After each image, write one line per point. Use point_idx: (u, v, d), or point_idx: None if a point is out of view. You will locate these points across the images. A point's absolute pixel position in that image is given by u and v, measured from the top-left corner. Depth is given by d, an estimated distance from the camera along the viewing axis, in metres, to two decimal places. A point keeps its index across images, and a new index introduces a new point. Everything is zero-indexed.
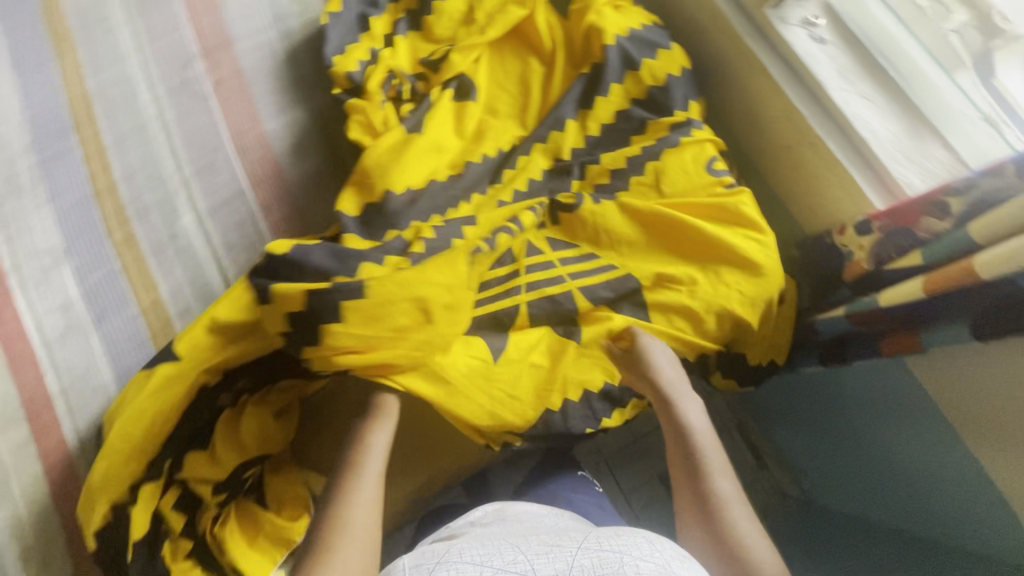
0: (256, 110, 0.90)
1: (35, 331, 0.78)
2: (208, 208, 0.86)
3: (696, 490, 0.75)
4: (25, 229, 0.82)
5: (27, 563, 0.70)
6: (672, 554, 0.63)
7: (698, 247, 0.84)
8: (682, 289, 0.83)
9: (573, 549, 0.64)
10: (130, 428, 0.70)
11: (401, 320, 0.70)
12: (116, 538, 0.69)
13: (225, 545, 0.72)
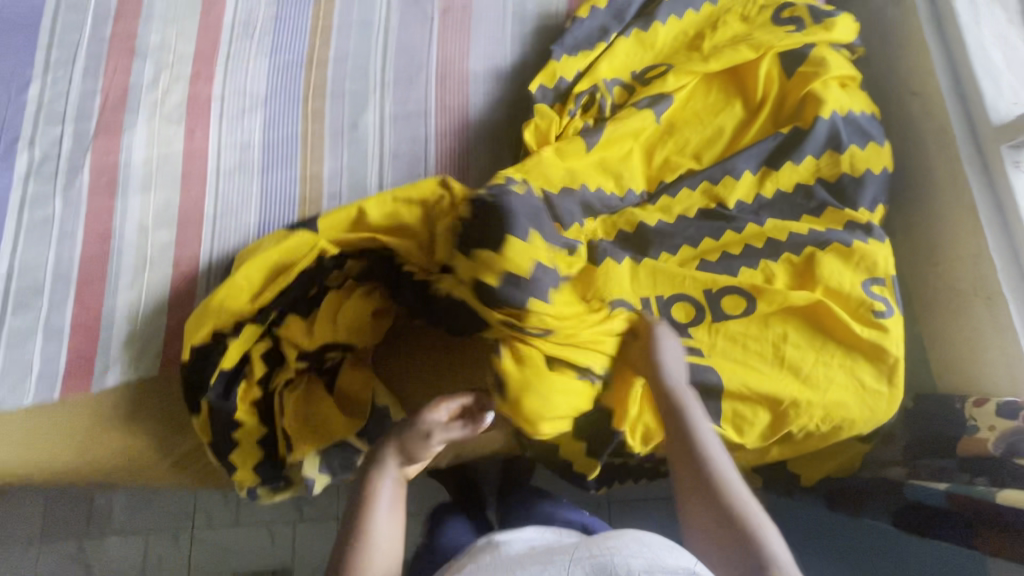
0: (468, 46, 0.94)
1: (214, 156, 0.86)
2: (392, 113, 0.90)
3: (710, 496, 0.68)
4: (241, 68, 0.90)
5: (130, 343, 0.77)
6: (661, 548, 0.60)
7: (816, 361, 0.81)
8: (781, 396, 0.80)
9: (568, 560, 0.61)
10: (253, 273, 0.76)
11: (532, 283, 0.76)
12: (206, 360, 0.75)
13: (287, 410, 0.77)
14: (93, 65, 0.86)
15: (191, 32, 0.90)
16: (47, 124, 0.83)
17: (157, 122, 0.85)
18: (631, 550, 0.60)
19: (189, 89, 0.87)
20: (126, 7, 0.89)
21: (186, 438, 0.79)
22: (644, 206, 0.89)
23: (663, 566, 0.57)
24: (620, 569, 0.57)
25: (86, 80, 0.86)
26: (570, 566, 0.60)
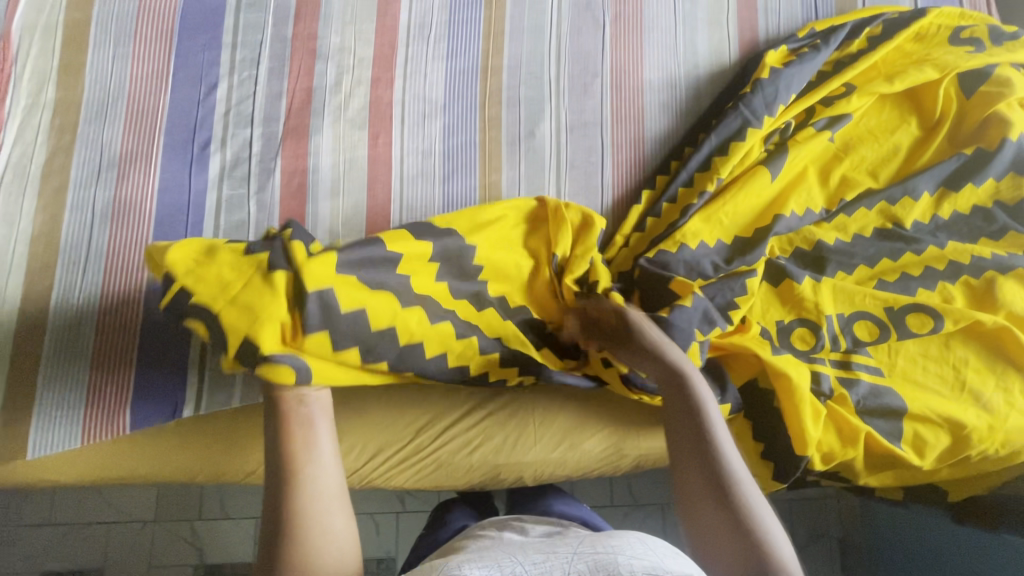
0: (642, 56, 0.93)
1: (398, 163, 0.86)
2: (568, 123, 0.90)
3: (713, 489, 0.60)
4: (420, 74, 0.89)
5: None
6: (667, 553, 0.52)
7: (997, 386, 0.82)
8: (963, 422, 0.81)
9: (567, 553, 0.53)
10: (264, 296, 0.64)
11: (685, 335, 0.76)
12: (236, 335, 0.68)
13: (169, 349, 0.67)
14: (278, 67, 0.86)
15: (370, 34, 0.89)
16: (237, 126, 0.83)
17: (343, 126, 0.86)
18: (641, 554, 0.51)
19: (371, 93, 0.87)
20: (306, 8, 0.89)
21: (399, 442, 0.80)
22: (821, 223, 0.88)
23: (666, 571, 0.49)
24: (623, 570, 0.49)
25: (271, 82, 0.85)
26: (568, 560, 0.52)
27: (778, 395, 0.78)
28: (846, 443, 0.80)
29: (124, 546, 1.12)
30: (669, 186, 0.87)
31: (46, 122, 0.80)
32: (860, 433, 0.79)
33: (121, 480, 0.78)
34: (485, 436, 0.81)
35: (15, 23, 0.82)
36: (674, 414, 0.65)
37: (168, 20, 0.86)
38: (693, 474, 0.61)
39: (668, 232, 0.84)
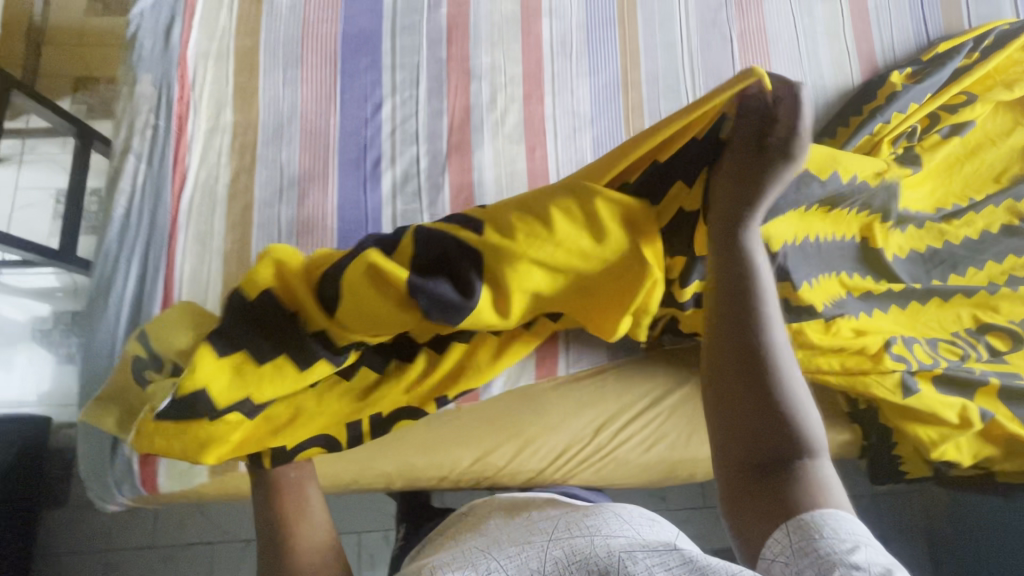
0: (771, 70, 0.98)
1: (555, 175, 0.90)
2: None
3: (760, 425, 0.49)
4: (567, 90, 0.93)
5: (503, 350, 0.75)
6: (642, 519, 0.50)
7: None
8: None
9: (545, 541, 0.50)
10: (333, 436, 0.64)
11: (844, 325, 0.79)
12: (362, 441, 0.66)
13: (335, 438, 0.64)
14: (436, 86, 0.90)
15: (516, 55, 0.93)
16: (404, 144, 0.87)
17: (500, 141, 0.89)
18: (617, 530, 0.48)
19: (524, 110, 0.91)
20: (456, 31, 0.93)
21: (582, 440, 0.82)
22: (952, 219, 0.92)
23: (644, 543, 0.46)
24: (599, 555, 0.45)
25: (431, 102, 0.89)
26: (544, 554, 0.47)
27: (937, 400, 0.80)
28: (998, 434, 0.83)
29: (235, 561, 1.09)
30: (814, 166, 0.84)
31: (227, 144, 0.83)
32: (1011, 426, 0.82)
33: (330, 488, 0.79)
34: (661, 434, 0.84)
35: (189, 51, 0.86)
36: (716, 294, 0.53)
37: (330, 45, 0.89)
38: (724, 376, 0.51)
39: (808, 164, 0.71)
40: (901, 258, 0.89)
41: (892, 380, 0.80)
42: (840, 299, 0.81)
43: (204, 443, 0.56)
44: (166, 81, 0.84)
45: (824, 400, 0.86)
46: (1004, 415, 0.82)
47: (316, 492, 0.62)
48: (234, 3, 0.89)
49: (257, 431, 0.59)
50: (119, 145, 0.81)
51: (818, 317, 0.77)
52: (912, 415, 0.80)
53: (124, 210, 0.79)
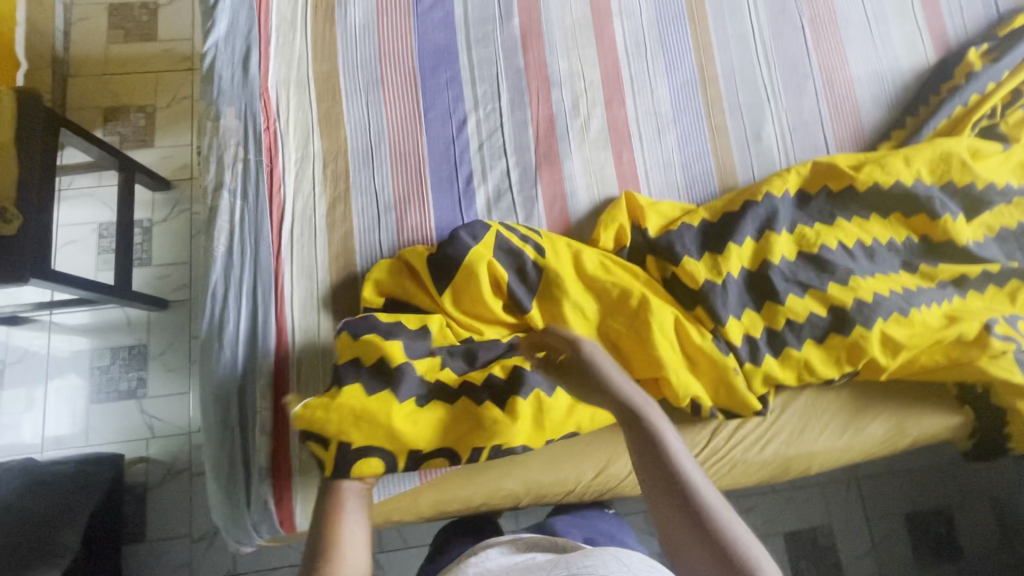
0: (846, 55, 0.97)
1: (643, 178, 0.89)
2: (789, 124, 0.94)
3: (696, 526, 0.52)
4: (646, 91, 0.92)
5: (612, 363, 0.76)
6: (641, 564, 0.51)
7: None
8: None
9: None
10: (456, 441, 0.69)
11: (936, 310, 0.83)
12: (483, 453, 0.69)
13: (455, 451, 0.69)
14: (517, 97, 0.89)
15: (593, 58, 0.92)
16: (493, 159, 0.86)
17: (586, 148, 0.88)
18: (611, 570, 0.50)
19: (607, 114, 0.90)
20: (531, 39, 0.91)
21: (697, 444, 0.81)
22: None
23: None
24: None
25: (515, 113, 0.88)
26: None
27: None
28: None
29: None
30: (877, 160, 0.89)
31: (320, 173, 0.82)
32: None
33: (457, 511, 0.79)
34: (776, 430, 0.83)
35: (269, 79, 0.84)
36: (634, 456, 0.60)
37: (409, 63, 0.88)
38: (657, 493, 0.56)
39: (852, 174, 0.87)
40: (991, 237, 0.90)
41: (1002, 360, 0.80)
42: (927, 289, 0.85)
43: (360, 417, 0.65)
44: (251, 113, 0.82)
45: (930, 385, 0.87)
46: None
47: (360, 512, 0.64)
48: (308, 27, 0.87)
49: (406, 424, 0.67)
50: (211, 182, 0.79)
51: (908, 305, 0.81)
52: (1022, 391, 0.80)
53: (225, 248, 0.76)
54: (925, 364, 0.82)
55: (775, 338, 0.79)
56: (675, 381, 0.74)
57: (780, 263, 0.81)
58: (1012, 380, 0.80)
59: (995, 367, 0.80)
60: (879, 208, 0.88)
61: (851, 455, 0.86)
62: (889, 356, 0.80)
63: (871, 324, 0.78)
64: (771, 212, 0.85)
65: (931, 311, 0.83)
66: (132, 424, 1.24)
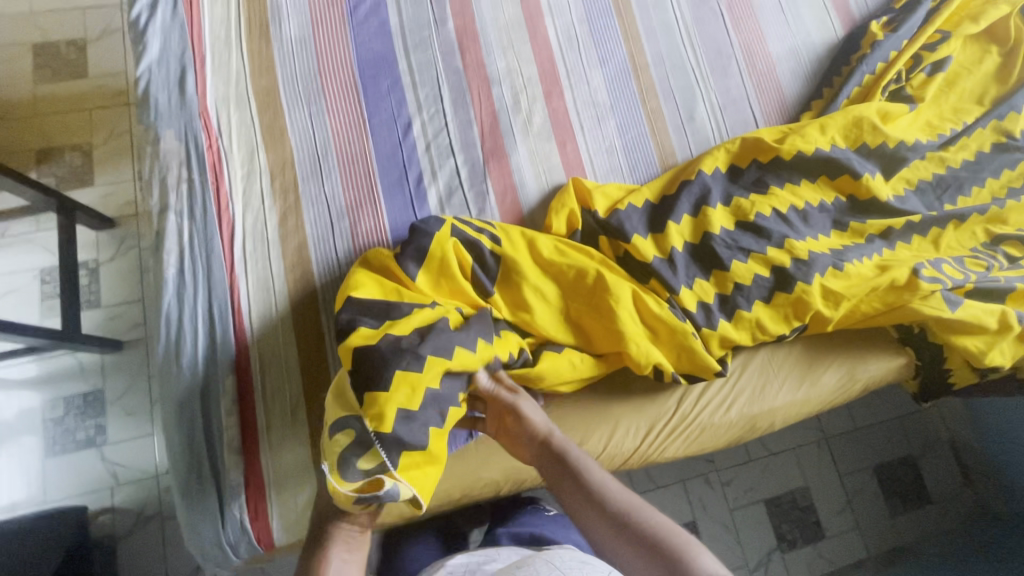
0: (763, 35, 1.04)
1: (589, 165, 0.92)
2: (719, 103, 0.99)
3: (619, 530, 0.65)
4: (582, 83, 0.96)
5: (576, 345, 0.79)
6: None
7: None
8: None
9: None
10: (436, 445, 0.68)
11: (868, 262, 0.89)
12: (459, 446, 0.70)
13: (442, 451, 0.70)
14: (459, 97, 0.91)
15: (529, 56, 0.95)
16: (441, 158, 0.88)
17: (531, 140, 0.91)
18: None
19: (547, 106, 0.93)
20: (467, 41, 0.94)
21: (665, 414, 0.84)
22: (949, 146, 1.00)
23: None
24: None
25: (458, 112, 0.90)
26: None
27: (975, 313, 0.86)
28: None
29: None
30: (802, 130, 0.95)
31: (267, 186, 0.81)
32: None
33: (442, 507, 0.79)
34: (737, 391, 0.86)
35: (207, 98, 0.84)
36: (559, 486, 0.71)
37: (348, 72, 0.89)
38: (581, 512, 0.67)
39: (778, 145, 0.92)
40: (909, 190, 0.97)
41: (934, 300, 0.86)
42: (858, 244, 0.91)
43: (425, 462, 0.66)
44: (191, 133, 0.81)
45: (873, 333, 0.92)
46: None
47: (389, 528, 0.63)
48: (242, 45, 0.87)
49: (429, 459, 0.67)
50: (155, 206, 0.78)
51: (839, 260, 0.87)
52: (951, 326, 0.87)
53: (175, 270, 0.76)
54: (865, 313, 0.88)
55: (726, 302, 0.83)
56: (638, 352, 0.77)
57: (721, 233, 0.86)
58: (944, 318, 0.86)
59: (929, 307, 0.86)
60: (806, 174, 0.94)
61: (810, 407, 0.90)
62: (832, 308, 0.85)
63: (810, 278, 0.84)
64: (707, 188, 0.90)
65: (864, 262, 0.89)
66: (93, 473, 1.19)
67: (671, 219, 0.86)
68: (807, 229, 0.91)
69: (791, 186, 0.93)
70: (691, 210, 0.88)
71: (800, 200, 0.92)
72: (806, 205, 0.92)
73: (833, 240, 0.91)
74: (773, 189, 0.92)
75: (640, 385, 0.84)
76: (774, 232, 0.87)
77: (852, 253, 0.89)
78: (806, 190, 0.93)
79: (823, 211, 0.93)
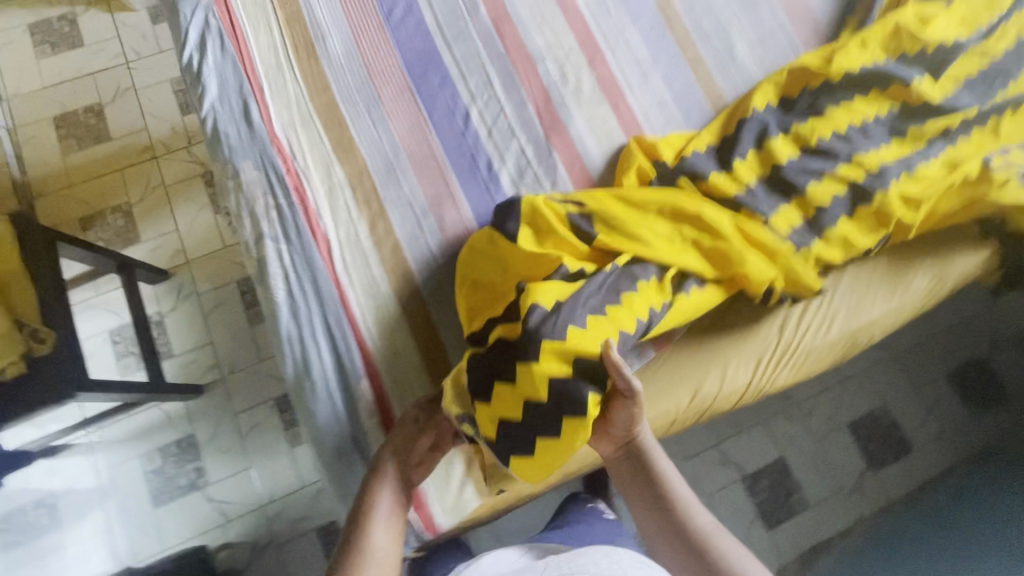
0: None
1: (644, 121, 0.94)
2: (756, 39, 1.01)
3: (658, 515, 0.74)
4: (621, 43, 0.98)
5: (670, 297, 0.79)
6: (630, 563, 0.62)
7: None
8: None
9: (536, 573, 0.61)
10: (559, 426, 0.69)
11: (936, 162, 0.90)
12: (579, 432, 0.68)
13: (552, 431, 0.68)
14: (508, 79, 0.93)
15: (565, 27, 0.97)
16: (505, 141, 0.90)
17: (586, 108, 0.93)
18: (606, 565, 0.61)
19: (593, 72, 0.95)
20: (503, 24, 0.96)
21: (770, 344, 0.86)
22: (992, 35, 1.00)
23: None
24: None
25: (510, 94, 0.92)
26: None
27: None
28: None
29: None
30: (843, 48, 0.96)
31: (351, 197, 0.84)
32: None
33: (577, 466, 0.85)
34: (834, 310, 0.88)
35: (275, 125, 0.86)
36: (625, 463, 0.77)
37: (399, 76, 0.91)
38: (639, 490, 0.76)
39: (824, 67, 0.93)
40: (963, 83, 0.96)
41: (1011, 187, 0.87)
42: (923, 147, 0.92)
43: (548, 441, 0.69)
44: (268, 161, 0.84)
45: (952, 231, 0.94)
46: None
47: (400, 515, 0.71)
48: (294, 69, 0.90)
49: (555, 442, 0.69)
50: (251, 235, 0.81)
51: (909, 165, 0.88)
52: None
53: (285, 292, 0.79)
54: (943, 212, 0.89)
55: (813, 224, 0.84)
56: (753, 274, 0.80)
57: (791, 160, 0.87)
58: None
59: (1006, 196, 0.87)
60: (859, 90, 0.94)
61: (904, 314, 0.92)
62: (911, 213, 0.86)
63: (888, 187, 0.85)
64: (764, 122, 0.91)
65: (933, 163, 0.89)
66: (205, 513, 1.22)
67: (741, 156, 0.87)
68: (872, 140, 0.91)
69: (847, 102, 0.93)
70: (757, 143, 0.89)
71: (859, 114, 0.92)
72: (865, 117, 0.92)
73: (897, 147, 0.92)
74: (830, 107, 0.92)
75: (742, 322, 0.86)
76: (841, 150, 0.88)
77: (920, 156, 0.90)
78: (862, 103, 0.93)
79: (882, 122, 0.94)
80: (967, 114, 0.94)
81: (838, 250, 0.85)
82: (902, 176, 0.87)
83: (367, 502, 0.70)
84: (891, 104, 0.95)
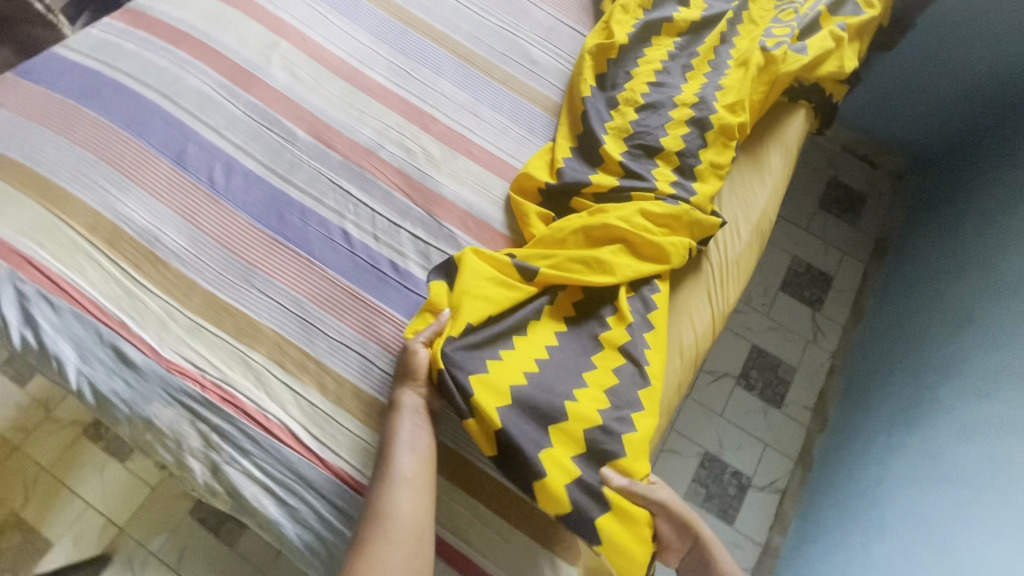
0: None
1: (500, 151, 0.98)
2: (543, 39, 1.10)
3: None
4: (440, 97, 1.01)
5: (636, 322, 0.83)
6: None
7: None
8: None
9: None
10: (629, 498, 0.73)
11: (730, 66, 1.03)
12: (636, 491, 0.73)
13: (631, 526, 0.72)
14: (363, 180, 0.92)
15: (383, 109, 0.98)
16: (394, 236, 0.88)
17: (445, 168, 0.95)
18: None
19: (432, 134, 0.97)
20: (326, 134, 0.94)
21: (707, 273, 0.95)
22: None
23: None
24: None
25: (373, 192, 0.91)
26: None
27: (816, 46, 1.05)
28: (857, 32, 1.10)
29: None
30: (613, 19, 1.08)
31: (284, 377, 0.78)
32: (858, 21, 1.09)
33: None
34: (734, 218, 0.99)
35: (161, 350, 0.78)
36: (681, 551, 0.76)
37: (258, 233, 0.86)
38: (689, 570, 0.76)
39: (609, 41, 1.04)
40: None
41: (789, 57, 1.03)
42: (715, 59, 1.05)
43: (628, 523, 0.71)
44: (177, 391, 0.75)
45: (772, 110, 1.09)
46: (845, 18, 1.10)
47: (431, 475, 0.70)
48: (145, 285, 0.81)
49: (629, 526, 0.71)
50: (208, 471, 0.73)
51: (715, 81, 1.01)
52: (812, 65, 1.04)
53: (276, 503, 0.73)
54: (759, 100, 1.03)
55: (684, 170, 0.94)
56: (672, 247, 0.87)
57: (635, 128, 0.96)
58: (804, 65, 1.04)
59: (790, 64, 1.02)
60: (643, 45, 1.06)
61: (782, 188, 1.05)
62: (742, 116, 0.98)
63: (715, 109, 0.97)
64: (595, 105, 0.99)
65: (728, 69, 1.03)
66: None
67: (596, 144, 0.94)
68: (678, 76, 1.03)
69: (642, 58, 1.04)
70: (604, 128, 0.97)
71: (656, 61, 1.04)
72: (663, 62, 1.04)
73: (698, 70, 1.04)
74: (635, 70, 1.03)
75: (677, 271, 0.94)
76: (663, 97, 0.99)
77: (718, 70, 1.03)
78: (653, 52, 1.05)
79: (676, 56, 1.06)
80: (727, 17, 1.09)
81: (712, 175, 0.95)
82: (722, 97, 0.99)
83: (390, 466, 0.68)
84: (672, 38, 1.08)
